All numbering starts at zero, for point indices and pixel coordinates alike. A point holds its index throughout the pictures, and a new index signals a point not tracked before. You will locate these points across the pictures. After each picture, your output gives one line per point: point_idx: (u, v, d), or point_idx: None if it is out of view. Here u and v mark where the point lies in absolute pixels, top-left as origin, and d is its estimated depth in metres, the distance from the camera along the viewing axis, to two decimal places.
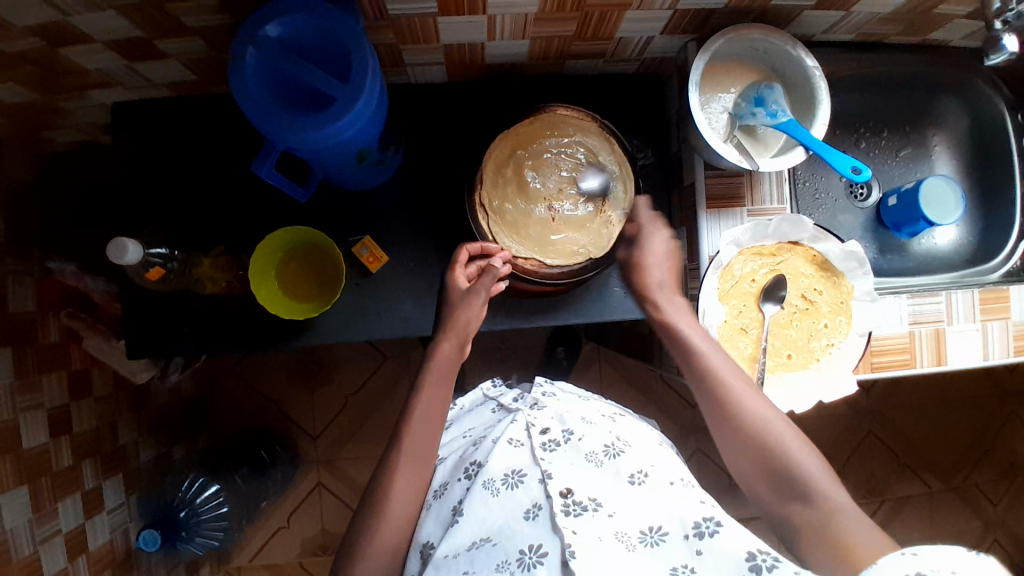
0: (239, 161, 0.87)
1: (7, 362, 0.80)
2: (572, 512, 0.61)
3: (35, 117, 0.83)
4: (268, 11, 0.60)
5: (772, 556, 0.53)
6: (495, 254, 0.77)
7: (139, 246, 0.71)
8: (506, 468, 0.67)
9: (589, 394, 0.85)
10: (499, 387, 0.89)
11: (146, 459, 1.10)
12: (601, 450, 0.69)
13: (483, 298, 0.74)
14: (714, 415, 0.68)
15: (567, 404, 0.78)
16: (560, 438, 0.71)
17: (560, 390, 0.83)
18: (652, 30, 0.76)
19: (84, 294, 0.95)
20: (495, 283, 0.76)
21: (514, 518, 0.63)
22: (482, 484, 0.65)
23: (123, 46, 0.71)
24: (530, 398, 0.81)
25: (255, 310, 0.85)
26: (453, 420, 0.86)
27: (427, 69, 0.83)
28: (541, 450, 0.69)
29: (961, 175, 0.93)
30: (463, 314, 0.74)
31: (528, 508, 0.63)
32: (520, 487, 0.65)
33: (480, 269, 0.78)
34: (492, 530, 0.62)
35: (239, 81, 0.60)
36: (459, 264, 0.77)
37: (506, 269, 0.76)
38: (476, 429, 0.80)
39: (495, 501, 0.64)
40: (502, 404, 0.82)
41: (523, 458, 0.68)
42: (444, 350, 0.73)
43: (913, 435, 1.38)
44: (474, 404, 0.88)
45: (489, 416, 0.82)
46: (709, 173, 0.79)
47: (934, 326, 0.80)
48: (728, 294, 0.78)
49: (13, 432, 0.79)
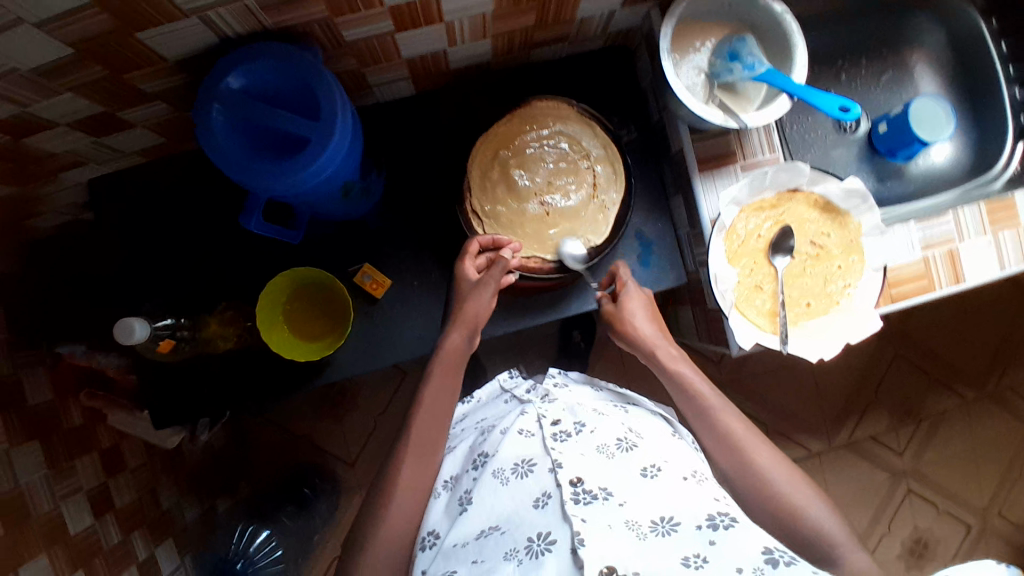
0: (226, 213, 0.86)
1: (38, 454, 0.80)
2: (582, 501, 0.59)
3: (14, 208, 0.82)
4: (228, 62, 0.58)
5: (788, 555, 0.52)
6: (505, 246, 0.77)
7: (144, 321, 0.70)
8: (516, 458, 0.67)
9: (602, 385, 0.83)
10: (514, 378, 0.88)
11: (192, 518, 1.11)
12: (613, 443, 0.67)
13: (491, 291, 0.75)
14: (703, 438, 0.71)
15: (580, 396, 0.78)
16: (572, 430, 0.69)
17: (570, 380, 0.83)
18: (611, 5, 0.75)
19: (101, 372, 0.95)
20: (505, 275, 0.76)
21: (524, 507, 0.62)
22: (492, 473, 0.66)
23: (87, 124, 0.70)
24: (542, 388, 0.80)
25: (267, 357, 0.85)
26: (472, 413, 0.86)
27: (394, 85, 0.81)
28: (552, 440, 0.68)
29: (946, 89, 0.91)
30: (472, 305, 0.75)
31: (538, 497, 0.62)
32: (530, 476, 0.64)
33: (490, 261, 0.78)
34: (500, 519, 0.62)
35: (209, 136, 0.59)
36: (468, 255, 0.76)
37: (516, 261, 0.77)
38: (489, 419, 0.80)
39: (505, 490, 0.64)
40: (515, 394, 0.81)
41: (534, 449, 0.67)
42: (453, 341, 0.75)
43: (939, 351, 1.38)
44: (491, 397, 0.87)
45: (503, 407, 0.82)
46: (695, 138, 0.78)
47: (947, 247, 0.80)
48: (737, 254, 0.78)
49: (57, 521, 0.79)
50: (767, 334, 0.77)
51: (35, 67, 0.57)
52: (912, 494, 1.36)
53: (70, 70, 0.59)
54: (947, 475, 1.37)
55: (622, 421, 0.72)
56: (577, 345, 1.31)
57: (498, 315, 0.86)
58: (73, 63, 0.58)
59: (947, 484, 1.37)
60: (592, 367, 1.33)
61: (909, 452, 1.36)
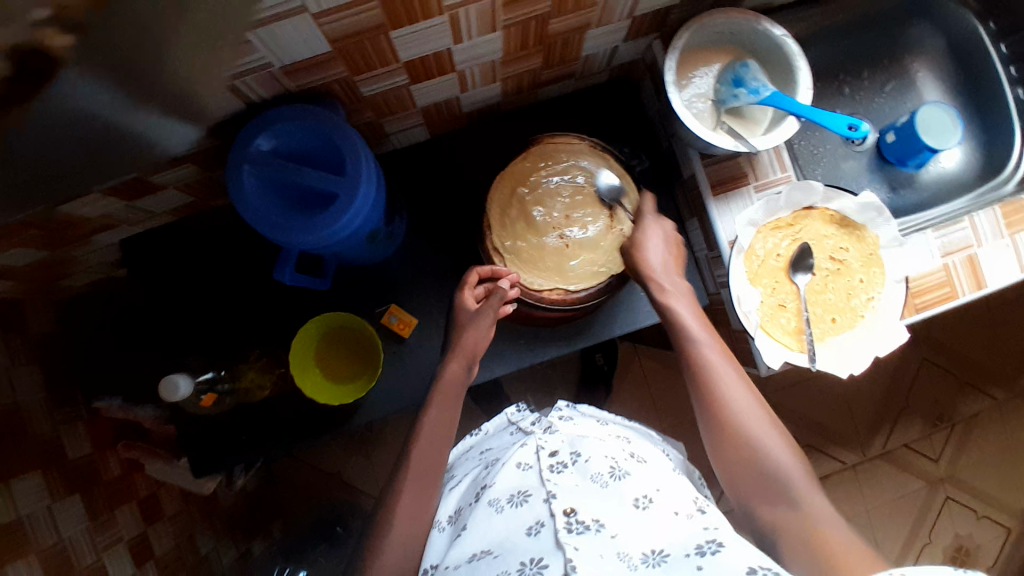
0: (253, 264, 0.89)
1: (80, 509, 0.82)
2: (575, 530, 0.60)
3: (48, 272, 0.85)
4: (256, 126, 0.61)
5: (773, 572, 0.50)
6: (504, 276, 0.78)
7: (189, 378, 0.73)
8: (513, 488, 0.67)
9: (609, 419, 0.84)
10: (522, 410, 0.88)
11: (227, 561, 1.12)
12: (607, 472, 0.67)
13: (490, 319, 0.75)
14: (720, 445, 0.65)
15: (584, 428, 0.77)
16: (569, 460, 0.70)
17: (578, 413, 0.83)
18: (614, 41, 0.77)
19: (136, 423, 0.97)
20: (504, 305, 0.77)
21: (517, 534, 0.62)
22: (487, 502, 0.66)
23: (120, 189, 0.72)
24: (547, 420, 0.81)
25: (300, 401, 0.86)
26: (479, 444, 0.88)
27: (409, 132, 0.84)
28: (549, 471, 0.68)
29: (951, 96, 0.92)
30: (471, 335, 0.76)
31: (531, 525, 0.62)
32: (525, 505, 0.65)
33: (488, 291, 0.79)
34: (494, 543, 0.62)
35: (241, 196, 0.62)
36: (468, 285, 0.77)
37: (515, 291, 0.77)
38: (492, 451, 0.80)
39: (499, 516, 0.64)
40: (520, 426, 0.82)
41: (530, 481, 0.68)
42: (453, 371, 0.75)
43: (968, 354, 1.36)
44: (499, 428, 0.87)
45: (508, 438, 0.82)
46: (706, 162, 0.79)
47: (967, 252, 0.80)
48: (758, 274, 0.78)
49: (100, 573, 0.81)
50: (795, 352, 0.77)
51: None
52: (952, 501, 1.33)
53: None
54: (986, 479, 1.34)
55: (624, 445, 0.74)
56: (600, 368, 1.32)
57: (523, 346, 0.87)
58: None
59: (987, 489, 1.34)
60: (616, 390, 1.34)
61: (945, 458, 1.34)
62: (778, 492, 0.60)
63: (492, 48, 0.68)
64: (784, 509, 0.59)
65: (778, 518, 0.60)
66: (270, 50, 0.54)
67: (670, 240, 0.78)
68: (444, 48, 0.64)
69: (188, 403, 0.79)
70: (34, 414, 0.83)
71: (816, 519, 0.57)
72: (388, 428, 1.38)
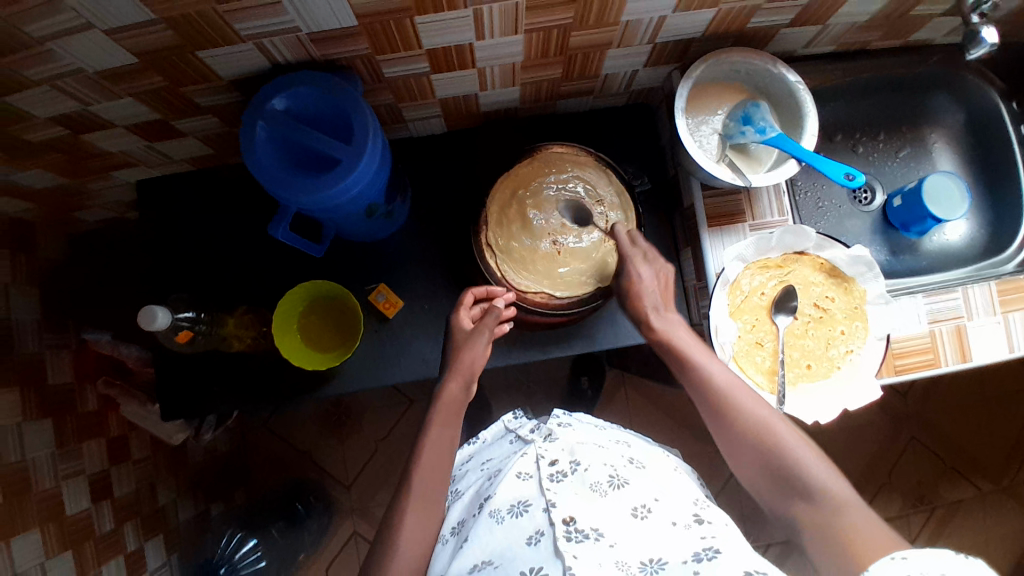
0: (256, 224, 0.91)
1: (49, 433, 0.84)
2: (574, 539, 0.62)
3: (64, 199, 0.89)
4: (273, 87, 0.64)
5: None
6: (499, 296, 0.79)
7: (167, 311, 0.74)
8: (513, 498, 0.68)
9: (605, 423, 0.86)
10: (519, 418, 0.89)
11: (185, 518, 1.13)
12: (605, 481, 0.68)
13: (486, 339, 0.77)
14: (732, 441, 0.68)
15: (582, 435, 0.78)
16: (568, 470, 0.71)
17: (575, 420, 0.83)
18: (635, 64, 0.79)
19: (119, 362, 1.00)
20: (499, 324, 0.79)
21: (517, 544, 0.64)
22: (489, 513, 0.68)
23: (144, 128, 0.76)
24: (545, 428, 0.81)
25: (277, 363, 0.88)
26: (477, 453, 0.89)
27: (426, 122, 0.87)
28: (548, 480, 0.69)
29: (963, 171, 0.93)
30: (469, 353, 0.77)
31: (531, 535, 0.64)
32: (524, 515, 0.66)
33: (484, 310, 0.80)
34: (494, 554, 0.64)
35: (251, 154, 0.64)
36: (463, 306, 0.79)
37: (510, 310, 0.79)
38: (493, 460, 0.82)
39: (500, 528, 0.66)
40: (518, 434, 0.83)
41: (530, 490, 0.69)
42: (451, 391, 0.76)
43: (956, 438, 1.34)
44: (496, 437, 0.89)
45: (507, 446, 0.84)
46: (707, 193, 0.80)
47: (955, 322, 0.80)
48: (740, 309, 0.79)
49: (56, 500, 0.82)
50: (765, 392, 0.77)
51: (102, 70, 0.62)
52: None
53: (133, 76, 0.64)
54: None
55: (621, 452, 0.75)
56: (584, 391, 1.33)
57: (503, 346, 0.88)
58: (137, 70, 0.63)
59: None
60: (596, 416, 1.34)
61: (921, 541, 1.30)
62: (796, 486, 0.63)
63: (514, 50, 0.71)
64: (804, 501, 0.62)
65: (801, 513, 0.62)
66: (302, 15, 0.58)
67: (662, 275, 0.80)
68: (466, 42, 0.67)
69: (176, 349, 0.83)
70: (23, 331, 0.85)
71: (837, 499, 0.60)
72: (365, 415, 1.38)
